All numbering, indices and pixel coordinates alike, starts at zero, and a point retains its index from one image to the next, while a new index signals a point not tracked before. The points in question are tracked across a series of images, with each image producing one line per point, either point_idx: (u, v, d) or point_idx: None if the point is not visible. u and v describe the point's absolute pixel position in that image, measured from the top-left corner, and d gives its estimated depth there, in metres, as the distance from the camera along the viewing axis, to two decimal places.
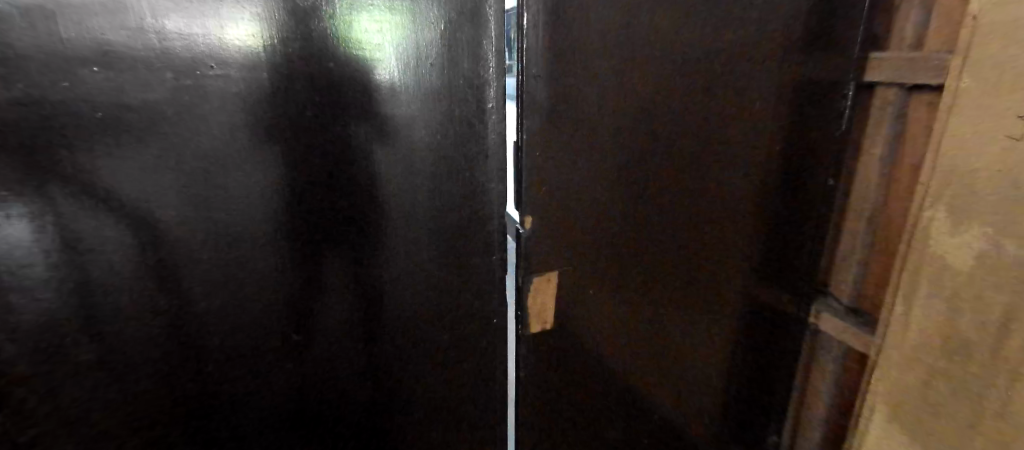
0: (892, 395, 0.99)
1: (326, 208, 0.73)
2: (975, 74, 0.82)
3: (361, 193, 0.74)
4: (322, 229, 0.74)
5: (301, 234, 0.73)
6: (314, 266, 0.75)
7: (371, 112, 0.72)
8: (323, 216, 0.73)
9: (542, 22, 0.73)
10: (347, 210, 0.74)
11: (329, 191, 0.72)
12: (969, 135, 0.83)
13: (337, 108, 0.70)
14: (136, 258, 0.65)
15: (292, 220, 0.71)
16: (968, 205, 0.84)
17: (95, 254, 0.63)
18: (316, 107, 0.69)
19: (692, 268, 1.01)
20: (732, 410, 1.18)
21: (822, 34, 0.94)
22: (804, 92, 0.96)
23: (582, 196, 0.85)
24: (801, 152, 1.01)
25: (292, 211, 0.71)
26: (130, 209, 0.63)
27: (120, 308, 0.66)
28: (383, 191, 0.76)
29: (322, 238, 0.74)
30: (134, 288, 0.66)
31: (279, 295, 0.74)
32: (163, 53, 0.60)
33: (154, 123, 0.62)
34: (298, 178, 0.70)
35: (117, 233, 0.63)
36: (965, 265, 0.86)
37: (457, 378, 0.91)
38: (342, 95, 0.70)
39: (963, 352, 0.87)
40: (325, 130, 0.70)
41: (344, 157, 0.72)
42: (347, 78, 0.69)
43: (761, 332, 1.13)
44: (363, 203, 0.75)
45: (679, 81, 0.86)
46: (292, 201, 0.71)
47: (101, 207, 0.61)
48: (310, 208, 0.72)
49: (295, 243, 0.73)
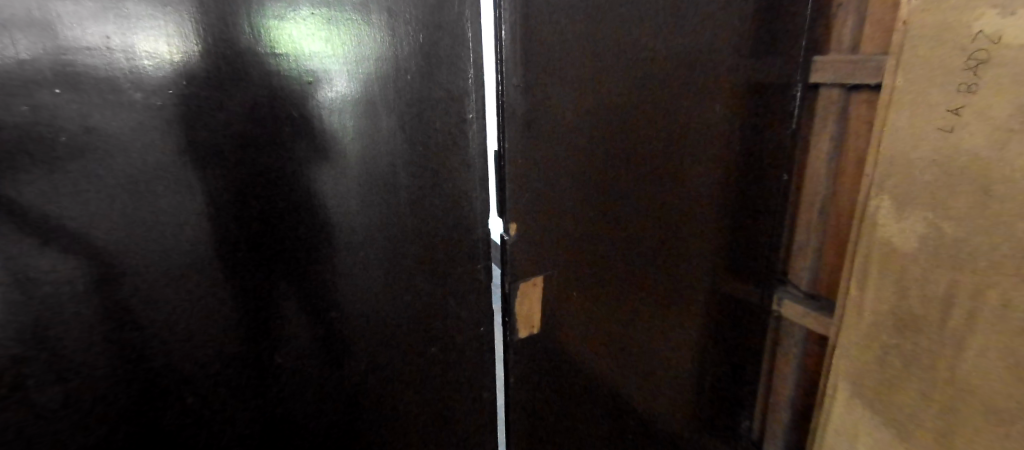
0: (853, 372, 1.06)
1: (286, 228, 0.71)
2: (907, 74, 0.90)
3: (322, 212, 0.72)
4: (302, 246, 0.72)
5: (262, 258, 0.70)
6: (295, 285, 0.73)
7: (349, 127, 0.71)
8: (283, 238, 0.71)
9: (519, 34, 0.75)
10: (325, 225, 0.73)
11: (288, 211, 0.70)
12: (904, 129, 0.91)
13: (315, 123, 0.69)
14: (108, 288, 0.62)
15: (252, 244, 0.69)
16: (909, 193, 0.92)
17: (62, 288, 0.59)
18: (292, 123, 0.67)
19: (664, 266, 1.05)
20: (706, 399, 1.23)
21: (769, 40, 1.00)
22: (758, 95, 1.03)
23: (561, 201, 0.87)
24: (756, 151, 1.07)
25: (270, 229, 0.69)
26: (101, 236, 0.60)
27: (91, 341, 0.62)
28: (345, 209, 0.74)
29: (303, 256, 0.73)
30: (106, 320, 0.62)
31: (242, 322, 0.71)
32: (131, 71, 0.58)
33: (123, 147, 0.59)
34: (255, 199, 0.67)
35: (84, 263, 0.60)
36: (910, 247, 0.93)
37: (444, 388, 0.91)
38: (319, 110, 0.69)
39: (914, 326, 0.95)
40: (301, 145, 0.69)
41: (300, 175, 0.70)
42: (302, 95, 0.67)
43: (729, 321, 1.19)
44: (324, 221, 0.73)
45: (645, 87, 0.90)
46: (270, 220, 0.69)
47: (68, 236, 0.58)
48: (268, 230, 0.69)
49: (254, 268, 0.70)
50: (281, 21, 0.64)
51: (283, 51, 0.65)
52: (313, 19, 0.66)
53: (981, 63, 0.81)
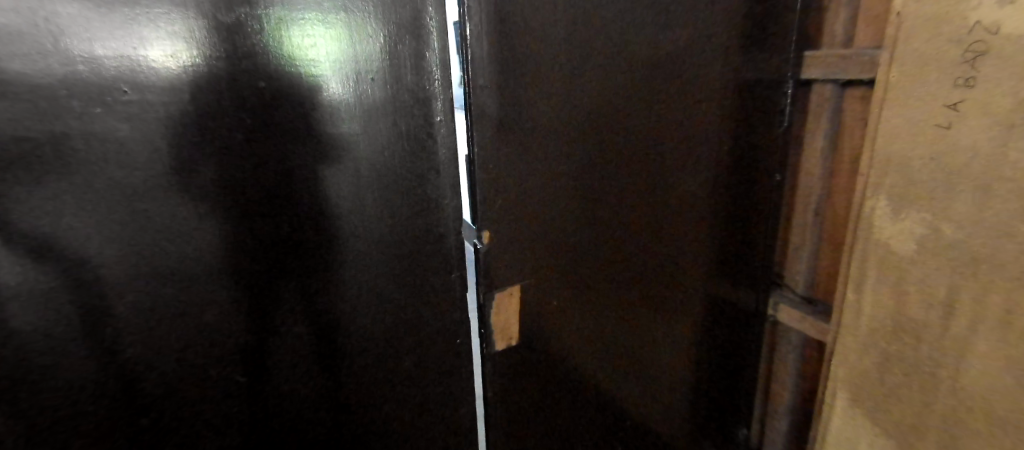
0: (853, 381, 1.02)
1: (252, 240, 0.67)
2: (903, 68, 0.86)
3: (291, 220, 0.69)
4: (270, 257, 0.69)
5: (229, 270, 0.67)
6: (265, 299, 0.70)
7: (315, 132, 0.68)
8: (249, 250, 0.67)
9: (485, 32, 0.71)
10: (295, 235, 0.70)
11: (254, 221, 0.67)
12: (902, 125, 0.87)
13: (278, 128, 0.66)
14: (72, 306, 0.59)
15: (217, 258, 0.66)
16: (906, 193, 0.88)
17: (17, 307, 0.57)
18: (256, 129, 0.64)
19: (652, 272, 1.01)
20: (701, 407, 1.19)
21: (759, 35, 0.96)
22: (747, 92, 0.99)
23: (539, 207, 0.84)
24: (747, 150, 1.03)
25: (236, 241, 0.66)
26: (57, 252, 0.57)
27: (53, 361, 0.60)
28: (319, 215, 0.71)
29: (272, 267, 0.70)
30: (67, 339, 0.60)
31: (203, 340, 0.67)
32: (66, 77, 0.54)
33: (61, 158, 0.55)
34: (218, 210, 0.64)
35: (39, 282, 0.57)
36: (909, 250, 0.89)
37: (422, 402, 0.88)
38: (282, 113, 0.65)
39: (916, 334, 0.90)
40: (266, 151, 0.65)
41: (267, 184, 0.66)
42: (265, 99, 0.64)
43: (724, 326, 1.15)
44: (296, 229, 0.70)
45: (627, 87, 0.86)
46: (235, 232, 0.66)
47: (18, 254, 0.56)
48: (234, 242, 0.66)
49: (219, 283, 0.67)
50: (231, 24, 0.61)
51: (236, 53, 0.61)
52: (266, 20, 0.62)
53: (981, 55, 0.76)
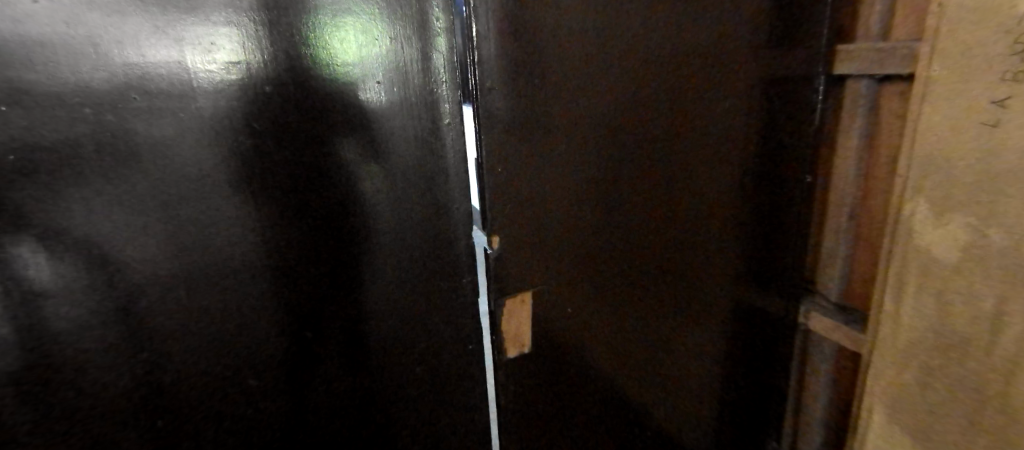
0: (891, 395, 0.96)
1: (290, 235, 0.70)
2: (945, 62, 0.81)
3: (326, 215, 0.71)
4: (307, 252, 0.72)
5: (270, 265, 0.70)
6: (302, 294, 0.73)
7: (347, 129, 0.70)
8: (288, 245, 0.70)
9: (493, 32, 0.70)
10: (331, 229, 0.72)
11: (292, 217, 0.69)
12: (943, 124, 0.81)
13: (311, 125, 0.68)
14: (106, 303, 0.63)
15: (258, 254, 0.69)
16: (949, 196, 0.82)
17: (53, 304, 0.60)
18: (289, 128, 0.66)
19: (673, 278, 0.97)
20: (726, 419, 1.14)
21: (786, 30, 0.92)
22: (774, 90, 0.94)
23: (552, 212, 0.82)
24: (774, 151, 0.98)
25: (276, 237, 0.69)
26: (88, 253, 0.61)
27: (83, 358, 0.63)
28: (353, 209, 0.73)
29: (308, 262, 0.72)
30: (99, 335, 0.63)
31: (218, 340, 0.69)
32: (79, 85, 0.57)
33: (75, 163, 0.58)
34: (259, 208, 0.67)
35: (72, 281, 0.61)
36: (952, 257, 0.83)
37: (435, 409, 0.87)
38: (313, 112, 0.67)
39: (960, 347, 0.84)
40: (300, 148, 0.68)
41: (303, 180, 0.69)
42: (295, 99, 0.66)
43: (752, 335, 1.10)
44: (331, 224, 0.72)
45: (644, 87, 0.83)
46: (276, 226, 0.69)
47: (46, 255, 0.59)
48: (274, 238, 0.69)
49: (258, 278, 0.70)
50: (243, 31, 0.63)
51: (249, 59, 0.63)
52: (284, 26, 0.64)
53: None
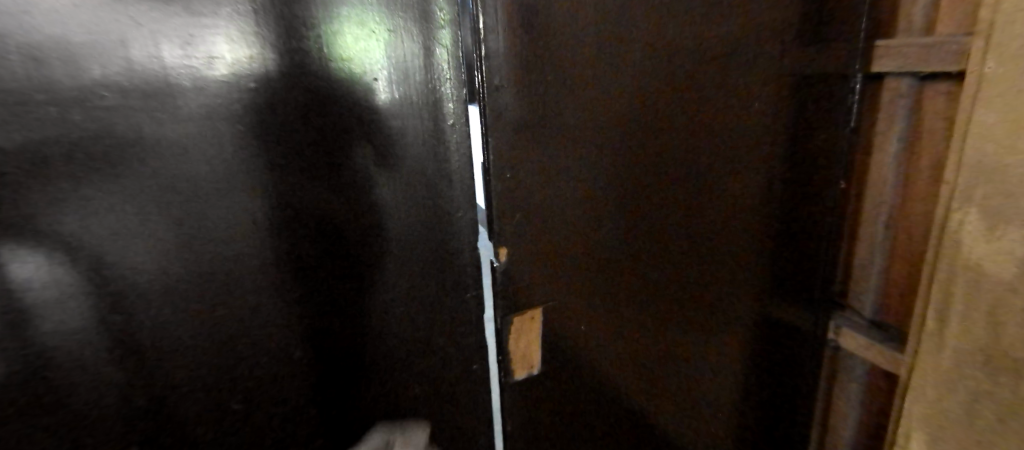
0: (932, 421, 0.88)
1: (299, 242, 0.65)
2: (1001, 58, 0.73)
3: (337, 221, 0.66)
4: (317, 260, 0.66)
5: (277, 274, 0.65)
6: (312, 305, 0.68)
7: (362, 128, 0.65)
8: (297, 253, 0.65)
9: (501, 25, 0.64)
10: (342, 236, 0.67)
11: (301, 222, 0.64)
12: (997, 126, 0.74)
13: (322, 124, 0.62)
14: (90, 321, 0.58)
15: (266, 262, 0.64)
16: (1003, 206, 0.75)
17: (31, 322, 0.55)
18: (298, 126, 0.61)
19: (694, 291, 0.91)
20: (749, 439, 1.07)
21: (821, 25, 0.85)
22: (806, 90, 0.87)
23: (565, 222, 0.76)
24: (805, 155, 0.91)
25: (285, 244, 0.64)
26: (54, 269, 0.55)
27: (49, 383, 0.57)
28: (366, 214, 0.68)
29: (317, 271, 0.67)
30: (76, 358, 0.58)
31: (201, 362, 0.64)
32: (42, 82, 0.51)
33: (38, 169, 0.52)
34: (266, 212, 0.62)
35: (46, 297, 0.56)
36: (1006, 273, 0.75)
37: (437, 433, 0.81)
38: (324, 110, 0.62)
39: (1014, 372, 0.76)
40: (310, 148, 0.63)
41: (314, 183, 0.64)
42: (304, 96, 0.61)
43: (778, 351, 1.03)
44: (343, 230, 0.67)
45: (666, 86, 0.77)
46: (285, 233, 0.64)
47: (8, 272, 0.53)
48: (283, 245, 0.64)
49: (263, 289, 0.65)
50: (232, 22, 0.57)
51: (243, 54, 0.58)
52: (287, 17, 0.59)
53: None
